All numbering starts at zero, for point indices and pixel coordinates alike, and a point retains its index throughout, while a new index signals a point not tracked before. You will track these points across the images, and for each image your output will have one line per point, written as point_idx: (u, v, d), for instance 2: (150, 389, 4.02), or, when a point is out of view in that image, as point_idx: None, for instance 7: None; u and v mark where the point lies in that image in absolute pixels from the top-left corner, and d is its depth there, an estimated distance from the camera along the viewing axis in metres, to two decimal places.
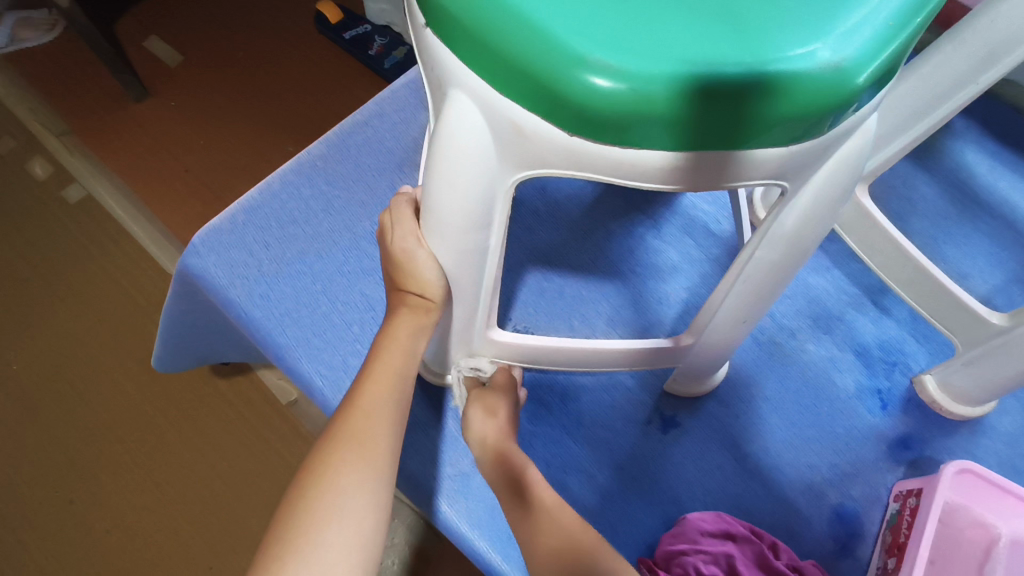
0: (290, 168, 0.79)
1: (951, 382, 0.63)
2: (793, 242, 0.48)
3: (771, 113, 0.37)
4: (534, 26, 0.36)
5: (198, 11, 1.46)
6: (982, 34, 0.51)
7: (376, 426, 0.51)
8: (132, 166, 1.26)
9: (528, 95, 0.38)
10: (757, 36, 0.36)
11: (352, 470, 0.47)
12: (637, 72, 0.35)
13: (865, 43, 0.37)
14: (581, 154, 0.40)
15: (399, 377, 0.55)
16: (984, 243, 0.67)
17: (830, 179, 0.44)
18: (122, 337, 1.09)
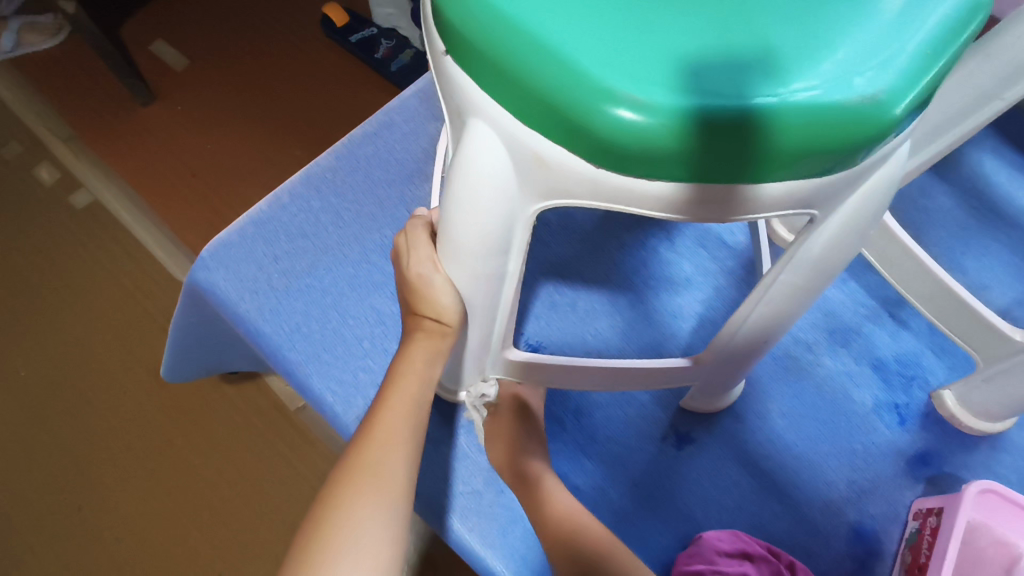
0: (299, 179, 0.74)
1: (971, 398, 0.62)
2: (820, 268, 0.42)
3: (821, 146, 0.32)
4: (554, 55, 0.31)
5: (203, 13, 1.46)
6: (1007, 51, 0.47)
7: (396, 451, 0.44)
8: (142, 171, 1.28)
9: (547, 125, 0.33)
10: (799, 59, 0.31)
11: (370, 501, 0.41)
12: (669, 107, 0.30)
13: (914, 66, 0.32)
14: (611, 187, 0.35)
15: (418, 403, 0.48)
16: (1003, 255, 0.70)
17: (868, 202, 0.38)
18: (144, 346, 1.12)
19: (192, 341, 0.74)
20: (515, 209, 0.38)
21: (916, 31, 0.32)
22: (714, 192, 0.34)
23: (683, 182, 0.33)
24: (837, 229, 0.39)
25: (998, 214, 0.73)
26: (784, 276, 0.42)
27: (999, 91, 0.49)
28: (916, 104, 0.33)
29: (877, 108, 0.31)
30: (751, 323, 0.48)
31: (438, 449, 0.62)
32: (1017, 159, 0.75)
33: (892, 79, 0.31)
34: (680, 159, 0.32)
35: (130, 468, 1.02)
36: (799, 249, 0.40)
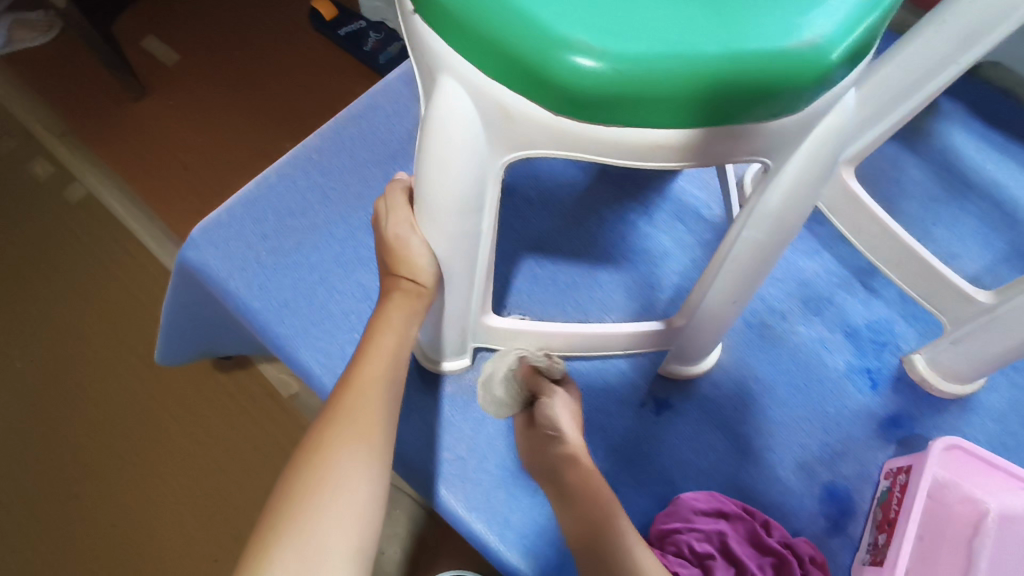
0: (285, 160, 0.76)
1: (940, 360, 0.64)
2: (780, 223, 0.44)
3: (768, 91, 0.34)
4: (515, 9, 0.33)
5: (194, 9, 1.48)
6: (961, 17, 0.49)
7: (374, 401, 0.46)
8: (135, 164, 1.30)
9: (512, 78, 0.35)
10: (738, 15, 0.34)
11: (350, 446, 0.43)
12: (625, 55, 0.33)
13: (847, 20, 0.35)
14: (576, 136, 0.37)
15: (397, 362, 0.50)
16: (973, 225, 0.72)
17: (820, 153, 0.40)
18: (139, 334, 1.13)
19: (184, 319, 0.76)
20: (486, 163, 0.40)
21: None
22: (673, 138, 0.37)
23: (643, 129, 0.36)
24: (791, 180, 0.41)
25: (967, 186, 0.75)
26: (745, 230, 0.45)
27: (955, 56, 0.51)
28: (855, 49, 0.35)
29: (815, 53, 0.34)
30: (722, 282, 0.50)
31: (422, 417, 0.64)
32: (985, 133, 0.78)
33: (829, 26, 0.34)
34: (638, 106, 0.34)
35: (126, 454, 1.04)
36: (756, 201, 0.43)
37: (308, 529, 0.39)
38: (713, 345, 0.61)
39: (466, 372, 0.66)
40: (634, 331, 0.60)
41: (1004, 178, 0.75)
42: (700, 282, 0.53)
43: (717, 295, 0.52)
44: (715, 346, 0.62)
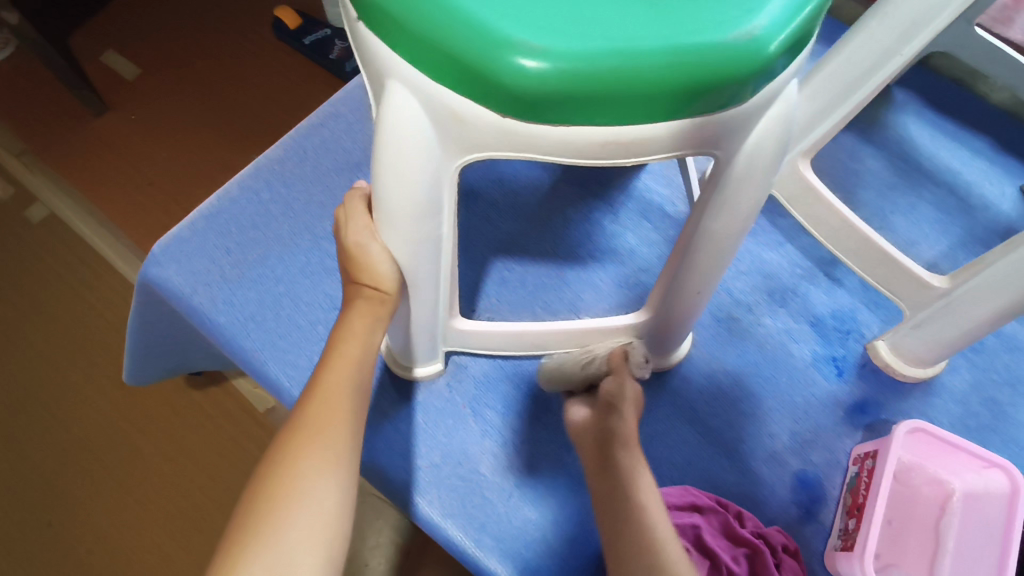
0: (247, 172, 0.75)
1: (902, 345, 0.65)
2: (735, 212, 0.44)
3: (710, 84, 0.35)
4: (457, 13, 0.33)
5: (154, 21, 1.46)
6: (902, 10, 0.51)
7: (337, 407, 0.46)
8: (98, 180, 1.27)
9: (457, 81, 0.35)
10: (676, 12, 0.34)
11: (316, 455, 0.43)
12: (567, 53, 0.33)
13: (784, 12, 0.35)
14: (526, 136, 0.37)
15: (360, 369, 0.49)
16: (930, 212, 0.74)
17: (769, 142, 0.40)
18: (107, 355, 1.11)
19: (149, 337, 0.74)
20: (440, 167, 0.40)
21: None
22: (622, 135, 0.37)
23: (591, 126, 0.36)
24: (743, 171, 0.41)
25: (922, 174, 0.76)
26: (704, 219, 0.45)
27: (900, 47, 0.52)
28: (792, 41, 0.36)
29: (753, 45, 0.34)
30: (686, 273, 0.51)
31: (393, 424, 0.63)
32: (937, 122, 0.80)
33: (766, 19, 0.35)
34: (584, 102, 0.34)
35: (97, 477, 1.01)
36: (711, 192, 0.43)
37: (276, 541, 0.39)
38: (683, 335, 0.61)
39: (436, 377, 0.66)
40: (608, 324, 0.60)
41: (957, 165, 0.77)
42: (663, 274, 0.53)
43: (681, 284, 0.52)
44: (684, 338, 0.63)
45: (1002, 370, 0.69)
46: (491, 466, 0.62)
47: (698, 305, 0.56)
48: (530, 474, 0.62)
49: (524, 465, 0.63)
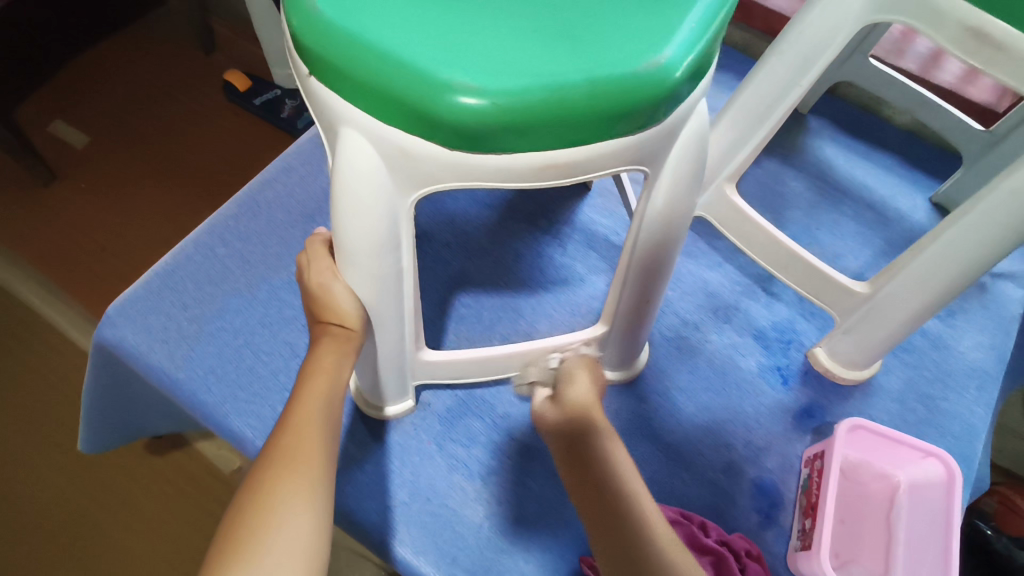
0: (201, 229, 0.76)
1: (837, 350, 0.70)
2: (670, 220, 0.48)
3: (630, 109, 0.38)
4: (397, 61, 0.36)
5: (101, 90, 1.49)
6: (795, 46, 0.56)
7: (313, 432, 0.47)
8: (51, 252, 1.29)
9: (404, 121, 0.37)
10: (594, 47, 0.37)
11: (292, 477, 0.43)
12: (501, 90, 0.35)
13: (687, 41, 0.39)
14: (471, 165, 0.39)
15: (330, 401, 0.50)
16: (852, 226, 0.80)
17: (688, 156, 0.45)
18: (59, 426, 1.08)
19: (105, 399, 0.74)
20: (396, 203, 0.42)
21: (678, 10, 0.39)
22: (559, 158, 0.40)
23: (532, 152, 0.39)
24: (668, 185, 0.45)
25: (841, 191, 0.83)
26: (643, 232, 0.49)
27: (800, 79, 0.58)
28: (696, 67, 0.40)
29: (664, 72, 0.38)
30: (634, 284, 0.54)
31: (360, 467, 0.63)
32: (849, 144, 0.87)
33: (673, 48, 0.38)
34: (519, 132, 0.37)
35: (51, 556, 0.97)
36: (644, 207, 0.47)
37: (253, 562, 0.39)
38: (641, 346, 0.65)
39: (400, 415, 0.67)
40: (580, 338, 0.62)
41: (871, 181, 0.84)
42: (611, 291, 0.57)
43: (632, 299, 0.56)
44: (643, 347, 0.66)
45: (931, 366, 0.74)
46: (460, 499, 0.63)
47: (643, 316, 0.59)
48: (499, 504, 0.63)
49: (493, 494, 0.64)
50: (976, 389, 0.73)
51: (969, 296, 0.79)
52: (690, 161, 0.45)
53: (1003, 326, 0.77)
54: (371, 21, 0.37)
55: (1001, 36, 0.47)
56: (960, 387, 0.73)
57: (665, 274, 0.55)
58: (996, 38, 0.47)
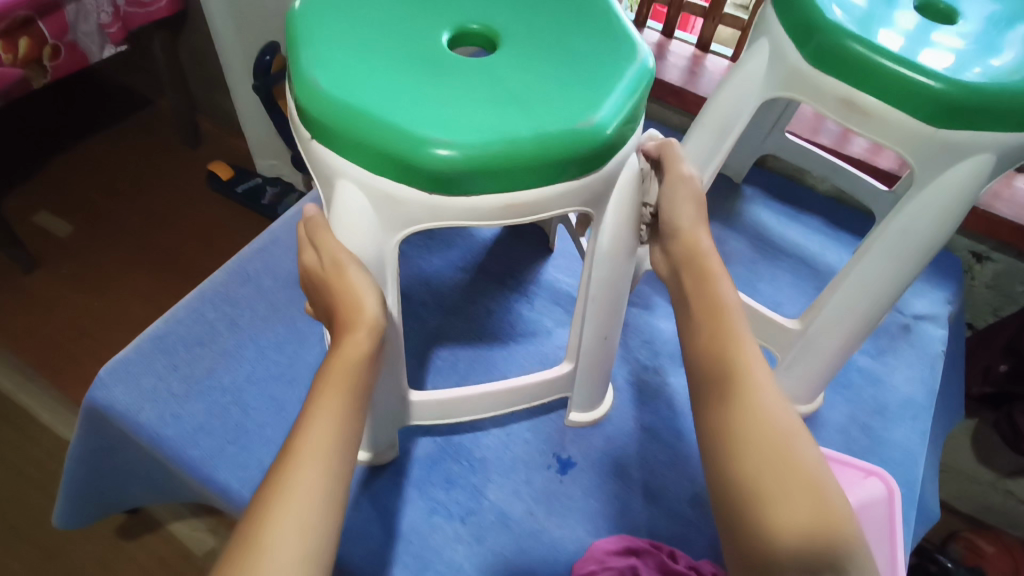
0: (193, 296, 0.82)
1: (782, 386, 0.76)
2: (617, 258, 0.56)
3: (582, 158, 0.47)
4: (385, 124, 0.44)
5: (87, 182, 1.57)
6: (713, 117, 0.69)
7: (316, 470, 0.42)
8: (28, 336, 1.31)
9: (391, 172, 0.45)
10: (542, 112, 0.47)
11: (287, 522, 0.39)
12: (469, 144, 0.44)
13: (617, 108, 0.48)
14: (445, 208, 0.47)
15: (343, 429, 0.45)
16: (788, 277, 0.90)
17: (624, 200, 0.53)
18: (25, 512, 1.07)
19: (89, 465, 0.76)
20: (383, 241, 0.49)
21: (608, 82, 0.50)
22: (518, 199, 0.47)
23: (495, 197, 0.47)
24: (613, 220, 0.54)
25: (776, 248, 0.93)
26: (594, 271, 0.56)
27: (720, 146, 0.70)
28: (625, 127, 0.49)
29: (600, 129, 0.47)
30: (595, 318, 0.60)
31: (344, 513, 0.66)
32: (780, 208, 0.99)
33: (605, 112, 0.48)
34: (493, 177, 0.45)
35: None
36: (594, 248, 0.55)
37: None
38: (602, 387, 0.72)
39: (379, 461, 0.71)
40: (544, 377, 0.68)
41: (800, 239, 0.94)
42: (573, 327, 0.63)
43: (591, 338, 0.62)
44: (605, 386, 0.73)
45: (869, 400, 0.81)
46: (442, 539, 0.66)
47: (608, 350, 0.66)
48: (478, 543, 0.66)
49: (472, 533, 0.67)
50: (911, 419, 0.79)
51: (897, 336, 0.88)
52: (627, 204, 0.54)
53: (929, 362, 0.85)
54: (363, 95, 0.46)
55: (866, 104, 0.58)
56: (897, 417, 0.79)
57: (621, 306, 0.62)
58: (864, 106, 0.58)
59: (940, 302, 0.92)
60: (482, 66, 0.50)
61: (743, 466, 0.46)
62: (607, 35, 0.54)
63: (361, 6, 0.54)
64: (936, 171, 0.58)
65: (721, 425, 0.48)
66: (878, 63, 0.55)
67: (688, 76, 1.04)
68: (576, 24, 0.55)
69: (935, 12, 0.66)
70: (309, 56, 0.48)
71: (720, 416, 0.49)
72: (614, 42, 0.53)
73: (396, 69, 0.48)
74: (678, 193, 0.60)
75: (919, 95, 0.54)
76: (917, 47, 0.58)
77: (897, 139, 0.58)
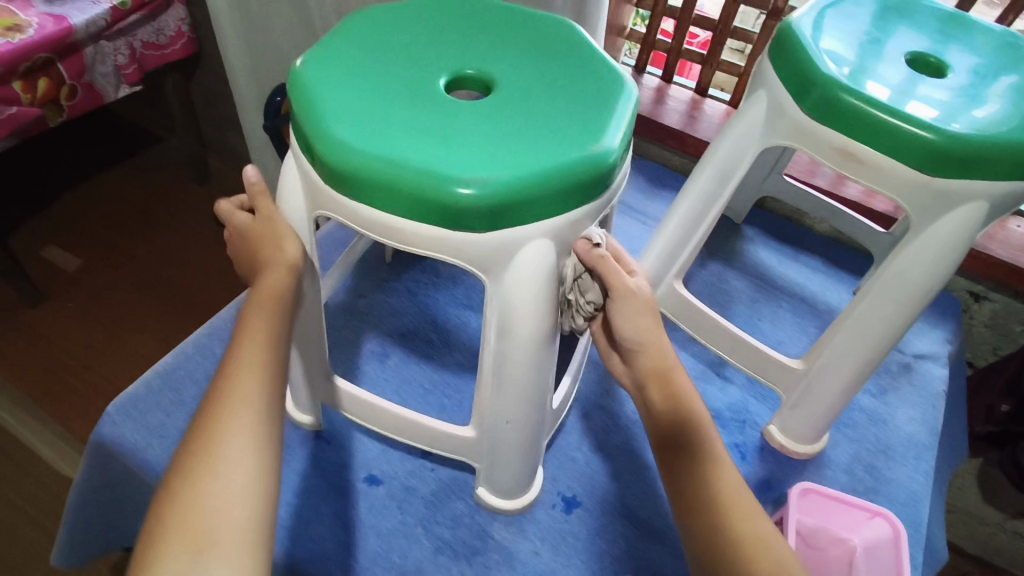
0: (202, 332, 0.83)
1: (788, 426, 0.76)
2: (509, 336, 0.54)
3: (482, 209, 0.48)
4: (345, 145, 0.49)
5: (96, 217, 1.60)
6: (713, 164, 0.71)
7: (250, 390, 0.47)
8: (30, 370, 1.32)
9: (348, 187, 0.50)
10: (495, 154, 0.49)
11: (236, 432, 0.44)
12: (411, 169, 0.48)
13: (578, 163, 0.49)
14: (404, 231, 0.50)
15: (267, 359, 0.50)
16: (789, 316, 0.91)
17: (523, 278, 0.52)
18: (21, 551, 1.08)
19: (91, 501, 0.76)
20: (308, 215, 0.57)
21: (561, 146, 0.50)
22: (458, 234, 0.50)
23: (435, 228, 0.50)
24: (506, 294, 0.52)
25: (776, 287, 0.95)
26: (489, 339, 0.55)
27: (719, 192, 0.71)
28: (586, 180, 0.50)
29: (547, 178, 0.48)
30: (501, 391, 0.58)
31: (348, 552, 0.66)
32: (779, 248, 1.01)
33: (562, 164, 0.49)
34: (392, 197, 0.49)
35: None
36: (488, 314, 0.54)
37: (193, 512, 0.40)
38: (519, 476, 0.67)
39: (384, 500, 0.71)
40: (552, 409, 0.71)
41: (800, 279, 0.96)
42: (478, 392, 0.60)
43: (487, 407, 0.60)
44: (524, 477, 0.67)
45: (872, 440, 0.81)
46: None
47: (535, 431, 0.63)
48: None
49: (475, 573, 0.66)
50: (915, 458, 0.80)
51: (898, 375, 0.89)
52: (523, 287, 0.52)
53: (931, 402, 0.86)
54: (339, 119, 0.51)
55: (862, 153, 0.60)
56: (901, 457, 0.80)
57: (532, 393, 0.58)
58: (859, 155, 0.60)
59: (939, 341, 0.93)
60: (463, 109, 0.53)
61: (730, 527, 0.50)
62: (601, 99, 0.55)
63: (381, 55, 0.58)
64: (930, 217, 0.60)
65: (701, 489, 0.52)
66: (872, 115, 0.58)
67: (687, 119, 1.08)
68: (580, 84, 0.57)
69: (925, 65, 0.69)
70: (312, 68, 0.55)
71: (694, 480, 0.53)
72: (601, 110, 0.54)
73: (386, 106, 0.52)
74: (632, 309, 0.58)
75: (912, 146, 0.57)
76: (909, 99, 0.60)
77: (893, 187, 0.60)
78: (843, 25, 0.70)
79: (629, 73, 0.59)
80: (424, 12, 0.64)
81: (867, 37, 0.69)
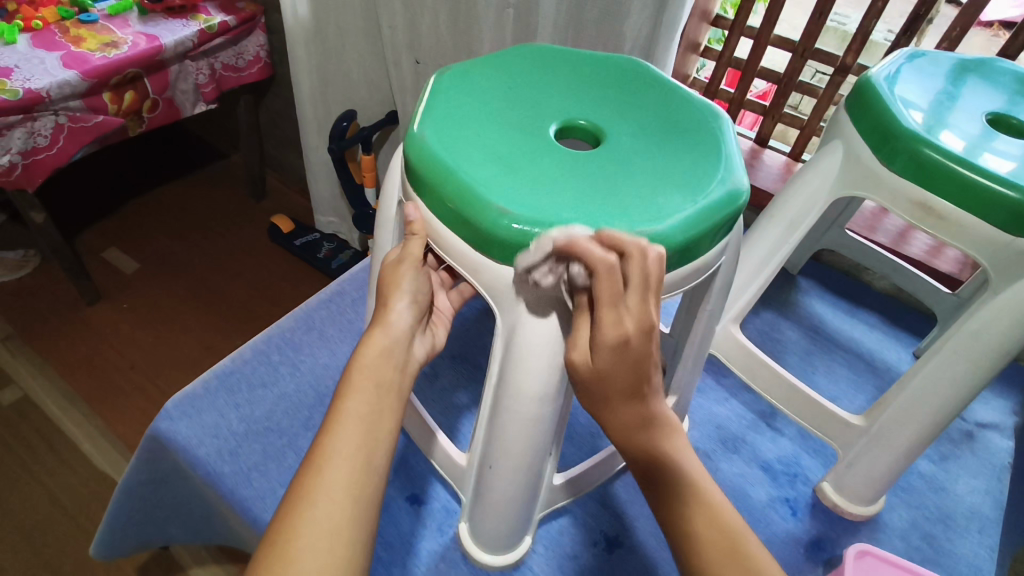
0: (261, 338, 0.85)
1: (843, 485, 0.74)
2: (516, 387, 0.53)
3: (498, 238, 0.47)
4: (441, 162, 0.50)
5: (159, 225, 1.66)
6: (784, 212, 0.72)
7: (355, 432, 0.44)
8: (80, 366, 1.36)
9: (434, 201, 0.51)
10: (580, 203, 0.48)
11: (335, 481, 0.41)
12: (492, 198, 0.47)
13: (664, 231, 0.47)
14: (471, 258, 0.51)
15: (382, 396, 0.47)
16: (845, 371, 0.89)
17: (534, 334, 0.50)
18: (49, 543, 1.09)
19: (137, 496, 0.77)
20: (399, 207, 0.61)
21: (610, 212, 0.48)
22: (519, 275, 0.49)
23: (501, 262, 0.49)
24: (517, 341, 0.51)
25: (831, 341, 0.93)
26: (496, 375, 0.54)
27: (787, 239, 0.72)
28: (670, 250, 0.48)
29: (627, 240, 0.46)
30: (496, 432, 0.56)
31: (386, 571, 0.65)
32: (835, 301, 0.99)
33: (649, 228, 0.47)
34: (437, 200, 0.50)
35: None
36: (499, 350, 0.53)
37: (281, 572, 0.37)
38: (504, 535, 0.64)
39: (425, 521, 0.70)
40: (608, 454, 0.72)
41: (857, 334, 0.94)
42: (480, 426, 0.59)
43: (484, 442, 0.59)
44: (506, 537, 0.64)
45: (931, 507, 0.78)
46: None
47: (528, 491, 0.60)
48: None
49: None
50: (978, 532, 0.75)
51: (959, 443, 0.85)
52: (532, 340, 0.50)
53: (995, 473, 0.82)
54: (439, 137, 0.52)
55: (941, 208, 0.59)
56: (961, 528, 0.76)
57: (531, 452, 0.56)
58: (939, 210, 0.60)
59: (1004, 412, 0.89)
60: (553, 154, 0.53)
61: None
62: (705, 172, 0.53)
63: (500, 90, 0.59)
64: (1010, 277, 0.58)
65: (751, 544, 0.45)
66: (956, 172, 0.57)
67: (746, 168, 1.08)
68: (688, 164, 0.53)
69: (1006, 126, 0.68)
70: (446, 80, 0.59)
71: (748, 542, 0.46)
72: (682, 196, 0.50)
73: (487, 135, 0.53)
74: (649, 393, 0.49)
75: (997, 206, 0.56)
76: (995, 159, 0.60)
77: (973, 244, 0.59)
78: (922, 82, 0.70)
79: (745, 170, 0.53)
80: (559, 59, 0.65)
81: (944, 93, 0.69)
